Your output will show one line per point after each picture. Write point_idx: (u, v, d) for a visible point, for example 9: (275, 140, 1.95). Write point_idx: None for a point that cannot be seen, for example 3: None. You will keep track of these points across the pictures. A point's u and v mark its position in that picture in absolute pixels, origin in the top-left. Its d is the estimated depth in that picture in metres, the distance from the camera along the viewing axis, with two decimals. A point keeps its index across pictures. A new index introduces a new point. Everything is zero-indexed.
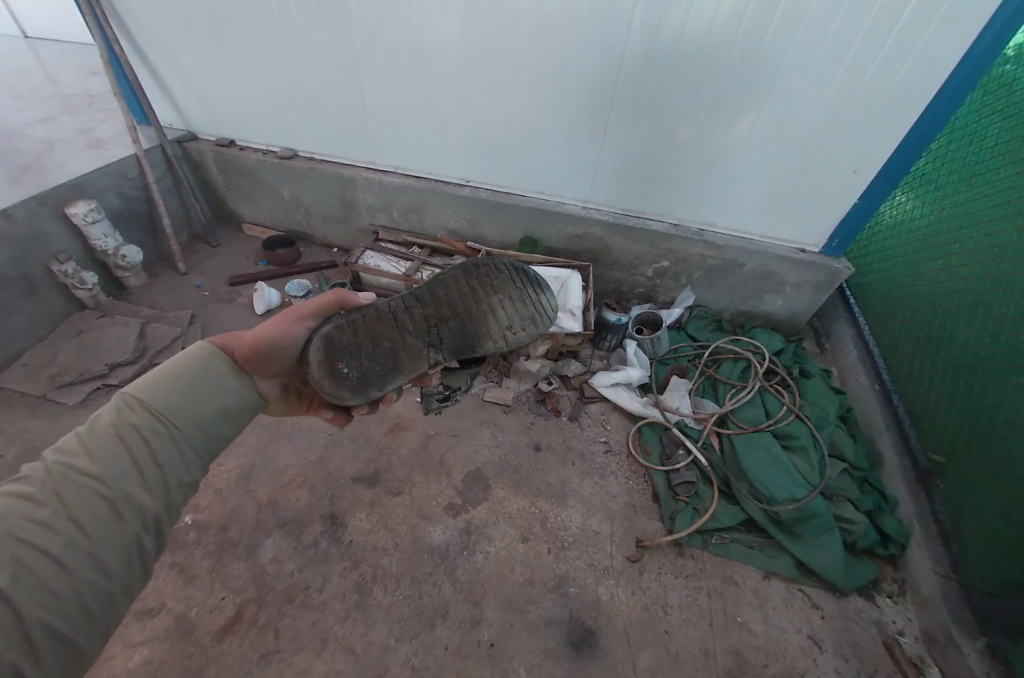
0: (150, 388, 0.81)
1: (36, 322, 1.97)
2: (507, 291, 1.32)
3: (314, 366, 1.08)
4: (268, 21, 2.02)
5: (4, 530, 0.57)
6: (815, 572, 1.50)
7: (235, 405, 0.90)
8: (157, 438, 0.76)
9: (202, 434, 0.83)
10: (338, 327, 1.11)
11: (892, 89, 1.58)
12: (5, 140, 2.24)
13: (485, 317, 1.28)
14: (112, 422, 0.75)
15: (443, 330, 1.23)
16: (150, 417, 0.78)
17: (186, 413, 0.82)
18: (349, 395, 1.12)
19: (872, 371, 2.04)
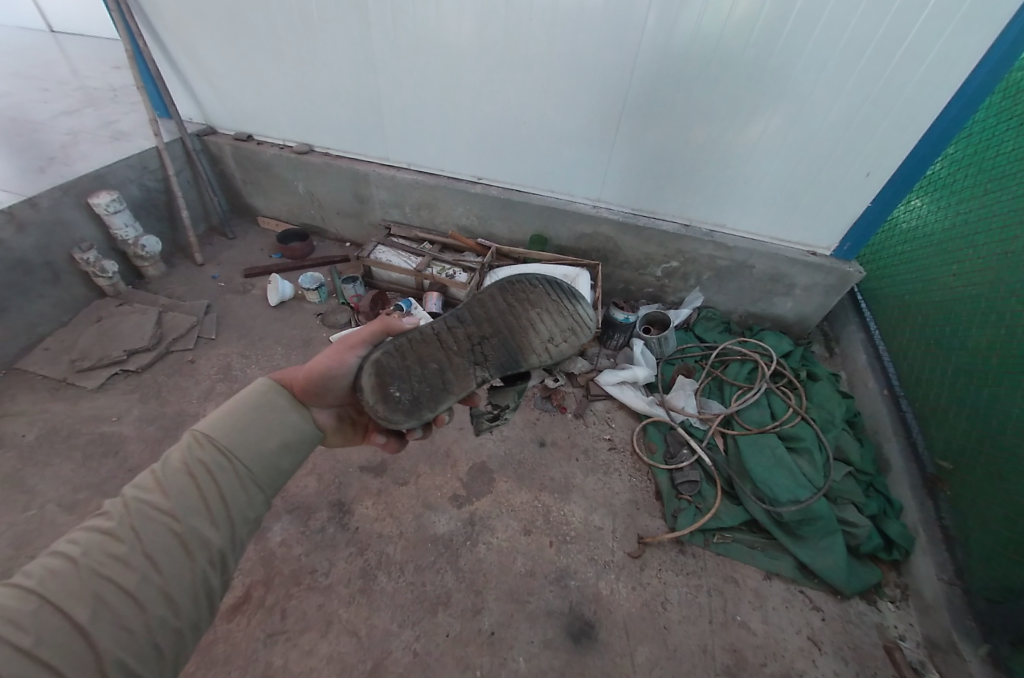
0: (219, 421, 0.83)
1: (58, 308, 2.03)
2: (543, 302, 1.31)
3: (366, 393, 1.10)
4: (289, 19, 2.06)
5: (86, 565, 0.60)
6: (818, 574, 1.50)
7: (294, 436, 0.88)
8: (222, 474, 0.77)
9: (266, 465, 0.83)
10: (386, 353, 1.15)
11: (908, 93, 1.57)
12: (31, 131, 2.31)
13: (526, 331, 1.26)
14: (181, 458, 0.76)
15: (486, 348, 1.22)
16: (216, 452, 0.78)
17: (250, 445, 0.82)
18: (403, 419, 1.11)
19: (882, 376, 2.02)
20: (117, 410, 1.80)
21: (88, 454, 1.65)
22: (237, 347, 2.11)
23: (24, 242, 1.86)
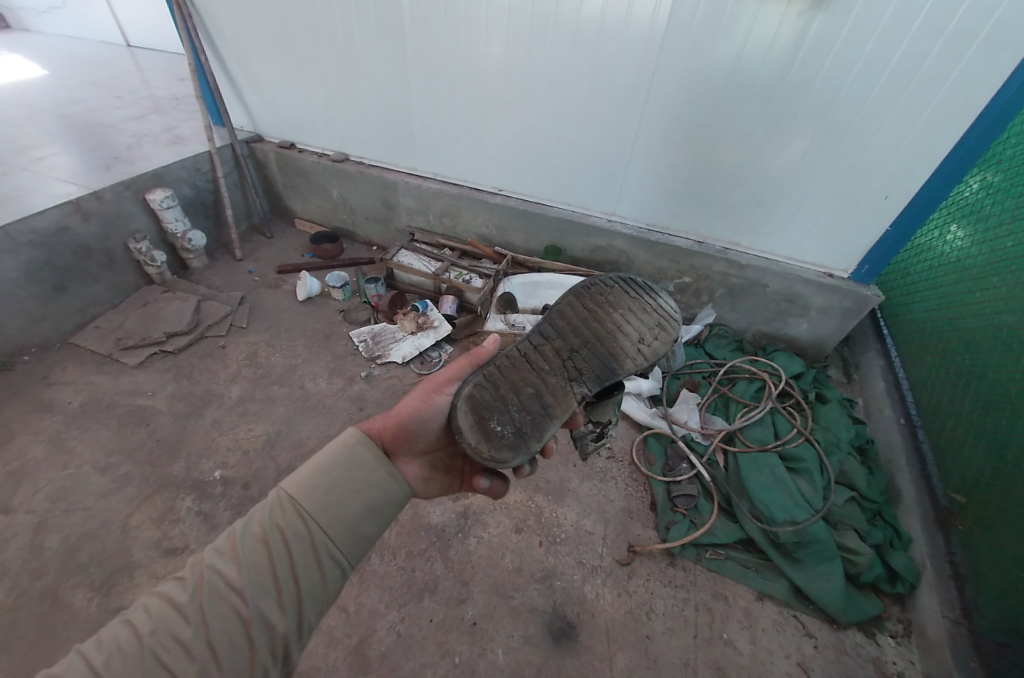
0: (304, 480, 0.75)
1: (111, 291, 2.25)
2: (625, 305, 1.25)
3: (464, 431, 0.99)
4: (333, 38, 2.25)
5: (148, 647, 0.56)
6: (813, 600, 1.46)
7: (379, 500, 0.78)
8: (299, 546, 0.70)
9: (348, 536, 0.74)
10: (476, 383, 1.04)
11: (925, 117, 1.57)
12: (104, 134, 2.58)
13: (614, 335, 1.18)
14: (261, 521, 0.70)
15: (578, 360, 1.13)
16: (296, 517, 0.71)
17: (331, 513, 0.74)
18: (511, 456, 1.00)
19: (899, 404, 1.96)
20: (152, 385, 1.96)
21: (123, 423, 1.81)
22: (264, 336, 2.26)
23: (87, 229, 2.08)
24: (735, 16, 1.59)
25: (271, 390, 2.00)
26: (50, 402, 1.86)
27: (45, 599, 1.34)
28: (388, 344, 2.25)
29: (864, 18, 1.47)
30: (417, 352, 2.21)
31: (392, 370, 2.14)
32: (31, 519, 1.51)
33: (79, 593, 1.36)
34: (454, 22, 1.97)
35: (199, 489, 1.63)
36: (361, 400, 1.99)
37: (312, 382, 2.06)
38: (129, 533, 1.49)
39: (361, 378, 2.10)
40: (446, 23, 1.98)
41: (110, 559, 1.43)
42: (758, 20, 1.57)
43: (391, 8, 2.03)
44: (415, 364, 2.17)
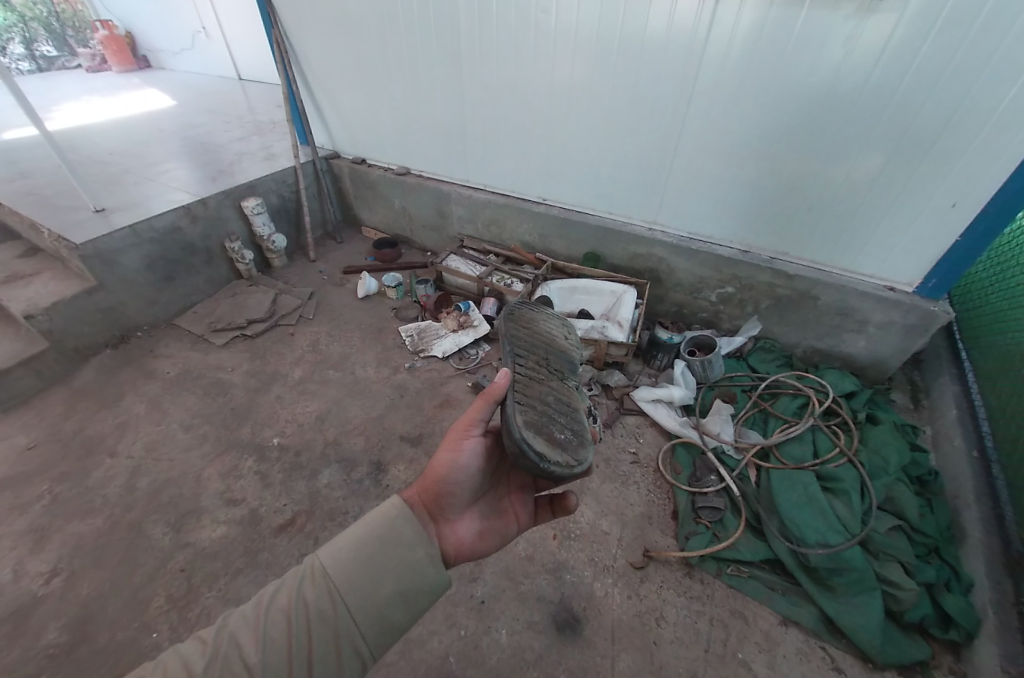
0: (339, 555, 0.76)
1: (209, 283, 2.66)
2: (541, 307, 1.37)
3: (544, 454, 0.91)
4: (400, 65, 2.52)
5: None
6: (846, 634, 1.35)
7: (412, 585, 0.77)
8: (321, 626, 0.70)
9: (375, 622, 0.73)
10: (517, 411, 0.96)
11: (997, 116, 1.44)
12: (214, 152, 3.08)
13: (552, 330, 1.29)
14: (292, 590, 0.72)
15: (551, 356, 1.18)
16: (325, 593, 0.72)
17: (362, 596, 0.73)
18: (586, 450, 0.97)
19: (973, 435, 1.75)
20: (232, 363, 2.29)
21: (206, 392, 2.13)
22: (326, 327, 2.53)
23: (193, 230, 2.49)
24: (776, 22, 1.59)
25: (326, 373, 2.24)
26: (154, 370, 2.23)
27: (134, 528, 1.62)
28: (431, 340, 2.42)
29: (920, 17, 1.41)
30: (456, 349, 2.35)
31: (432, 363, 2.30)
32: (130, 462, 1.83)
33: (159, 527, 1.62)
34: (506, 45, 2.14)
35: (259, 452, 1.87)
36: (402, 388, 2.16)
37: (362, 369, 2.27)
38: (201, 483, 1.75)
39: (405, 368, 2.28)
40: (498, 46, 2.16)
41: (185, 502, 1.69)
42: (802, 25, 1.56)
43: (450, 36, 2.25)
44: (454, 360, 2.32)
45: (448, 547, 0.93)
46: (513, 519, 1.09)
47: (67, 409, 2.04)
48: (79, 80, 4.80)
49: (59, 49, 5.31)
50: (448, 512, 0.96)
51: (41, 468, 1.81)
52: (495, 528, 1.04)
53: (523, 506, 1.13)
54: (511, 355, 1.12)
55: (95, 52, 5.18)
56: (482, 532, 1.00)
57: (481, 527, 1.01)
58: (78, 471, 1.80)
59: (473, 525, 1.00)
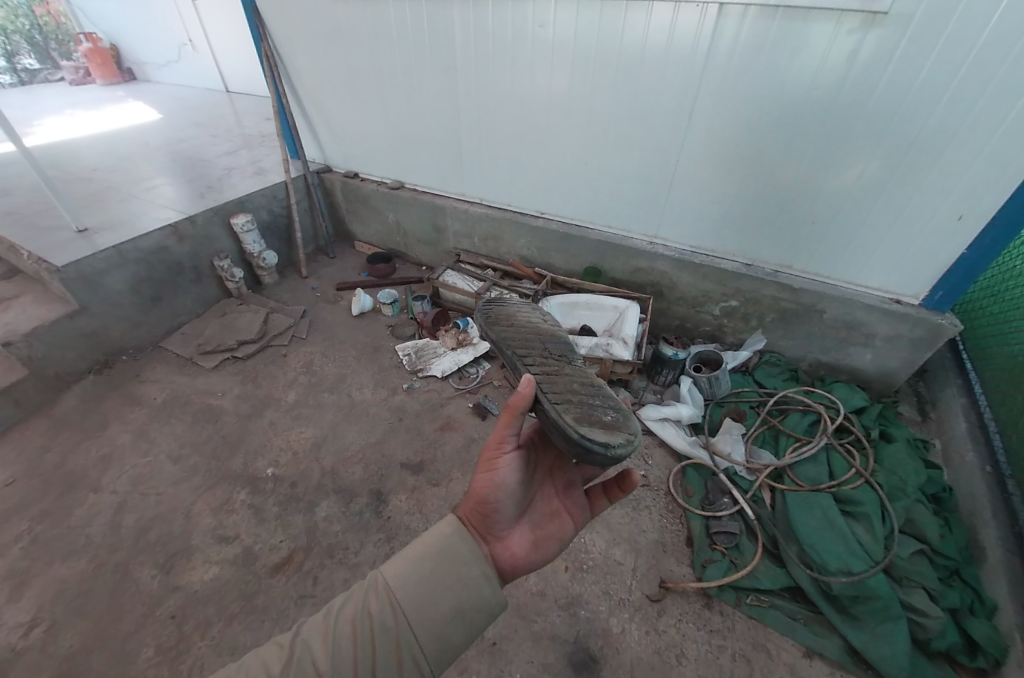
0: (401, 567, 0.75)
1: (196, 302, 2.55)
2: (518, 311, 1.34)
3: (606, 441, 0.86)
4: (394, 77, 2.46)
5: None
6: (872, 665, 1.30)
7: (469, 603, 0.75)
8: (384, 638, 0.69)
9: (436, 638, 0.71)
10: (558, 409, 0.91)
11: (1002, 131, 1.44)
12: (201, 167, 2.99)
13: (539, 328, 1.27)
14: (355, 601, 0.72)
15: (553, 349, 1.17)
16: (387, 605, 0.72)
17: (422, 610, 0.71)
18: (632, 424, 0.96)
19: (984, 450, 1.73)
20: (222, 387, 2.19)
21: (195, 420, 2.03)
22: (319, 347, 2.45)
23: (181, 249, 2.40)
24: (779, 36, 1.57)
25: (322, 396, 2.15)
26: (139, 397, 2.13)
27: (118, 572, 1.51)
28: (430, 359, 2.35)
29: (923, 32, 1.40)
30: (456, 368, 2.28)
31: (432, 384, 2.23)
32: (115, 498, 1.72)
33: (147, 569, 1.52)
34: (502, 57, 2.10)
35: (253, 483, 1.77)
36: (401, 410, 2.09)
37: (359, 391, 2.19)
38: (191, 520, 1.65)
39: (403, 389, 2.20)
40: (495, 60, 2.13)
41: (173, 541, 1.59)
42: (806, 38, 1.54)
43: (446, 49, 2.21)
44: (454, 379, 2.25)
45: (502, 563, 0.88)
46: (569, 520, 1.03)
47: (47, 440, 1.92)
48: (61, 93, 4.68)
49: (40, 62, 5.20)
50: (498, 528, 0.90)
51: (18, 506, 1.69)
52: (549, 533, 0.99)
53: (579, 504, 1.07)
54: (518, 361, 1.08)
55: (79, 66, 5.07)
56: (539, 541, 0.95)
57: (535, 537, 0.96)
58: (57, 509, 1.68)
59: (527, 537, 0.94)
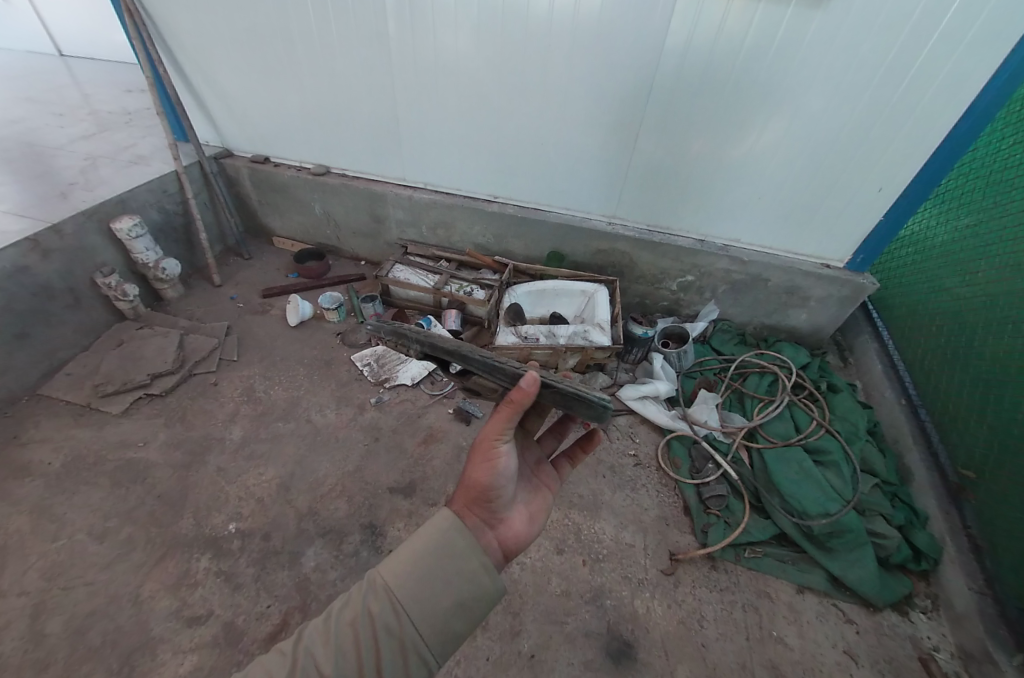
0: (396, 566, 0.69)
1: (79, 332, 2.03)
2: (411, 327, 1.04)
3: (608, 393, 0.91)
4: (308, 43, 2.10)
5: None
6: (850, 587, 1.51)
7: (469, 594, 0.70)
8: (385, 637, 0.65)
9: (436, 633, 0.67)
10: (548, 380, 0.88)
11: (919, 109, 1.62)
12: (50, 158, 2.33)
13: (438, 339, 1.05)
14: (357, 603, 0.67)
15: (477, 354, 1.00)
16: (387, 604, 0.67)
17: (422, 607, 0.67)
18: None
19: (898, 386, 2.06)
20: (142, 435, 1.80)
21: (116, 481, 1.65)
22: (259, 368, 2.11)
23: (48, 268, 1.87)
24: (736, 17, 1.57)
25: (276, 427, 1.87)
26: (26, 465, 1.67)
27: None
28: (395, 366, 2.15)
29: (863, 15, 1.48)
30: (427, 373, 2.13)
31: (403, 394, 2.05)
32: (25, 603, 1.34)
33: None
34: (442, 25, 1.87)
35: (214, 546, 1.50)
36: (375, 429, 1.90)
37: (320, 414, 1.94)
38: (144, 606, 1.36)
39: (372, 404, 1.99)
40: (432, 26, 1.88)
41: (126, 638, 1.30)
42: (760, 19, 1.56)
43: (374, 12, 1.91)
44: (426, 385, 2.09)
45: (505, 543, 0.85)
46: (546, 489, 1.02)
47: None
48: None
49: None
50: (500, 514, 0.85)
51: None
52: (539, 504, 0.97)
53: (549, 474, 1.06)
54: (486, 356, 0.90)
55: None
56: (531, 514, 0.93)
57: (527, 510, 0.94)
58: None
59: (521, 511, 0.92)
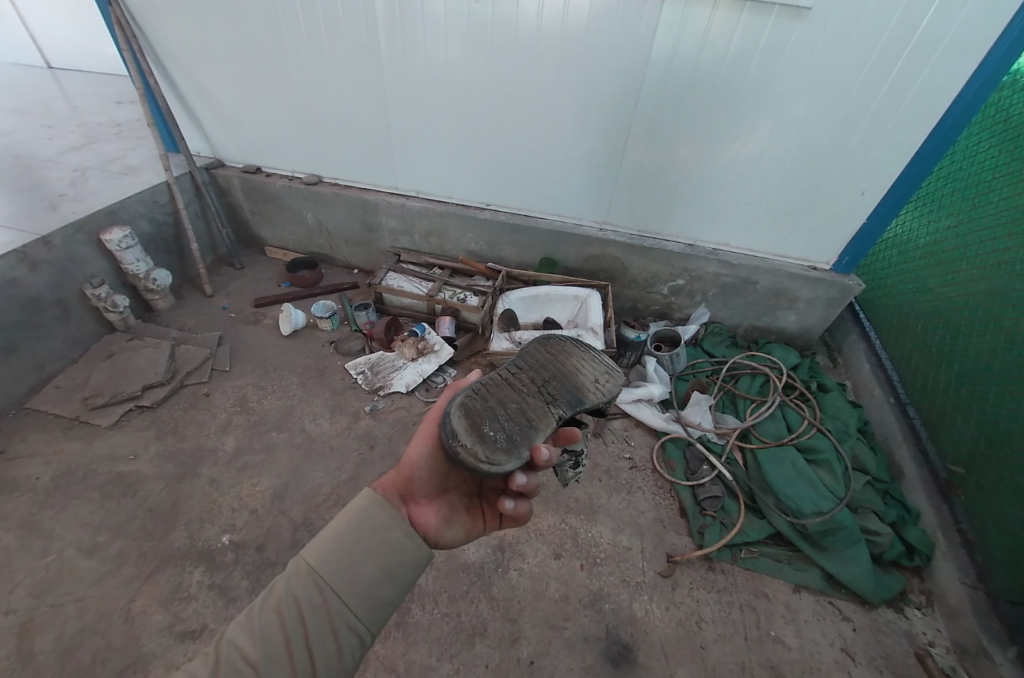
0: (318, 548, 0.68)
1: (68, 344, 2.01)
2: (585, 355, 1.12)
3: (456, 432, 0.84)
4: (300, 53, 2.11)
5: None
6: (845, 584, 1.53)
7: (395, 560, 0.71)
8: (313, 615, 0.64)
9: (364, 601, 0.67)
10: (465, 393, 0.92)
11: (898, 115, 1.67)
12: (39, 170, 2.32)
13: (582, 370, 1.08)
14: (280, 590, 0.65)
15: (552, 384, 1.02)
16: (311, 584, 0.65)
17: (347, 578, 0.66)
18: (509, 460, 0.84)
19: (887, 385, 2.09)
20: (132, 447, 1.77)
21: (106, 495, 1.62)
22: (252, 378, 2.09)
23: (36, 279, 1.85)
24: (719, 27, 1.62)
25: (269, 437, 1.85)
26: (13, 480, 1.64)
27: None
28: (389, 374, 2.14)
29: (842, 25, 1.53)
30: (421, 380, 2.12)
31: (398, 401, 2.04)
32: (13, 621, 1.31)
33: None
34: (433, 35, 1.90)
35: (208, 559, 1.48)
36: (370, 437, 1.89)
37: (314, 423, 1.93)
38: (135, 621, 1.33)
39: (366, 412, 1.99)
40: (423, 37, 1.91)
41: (117, 654, 1.27)
42: (743, 29, 1.61)
43: (365, 23, 1.93)
44: (421, 392, 2.09)
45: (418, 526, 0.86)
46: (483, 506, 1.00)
47: None
48: None
49: None
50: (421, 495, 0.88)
51: None
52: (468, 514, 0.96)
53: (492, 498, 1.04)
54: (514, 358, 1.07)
55: None
56: (455, 517, 0.93)
57: (454, 512, 0.93)
58: None
59: (447, 510, 0.92)
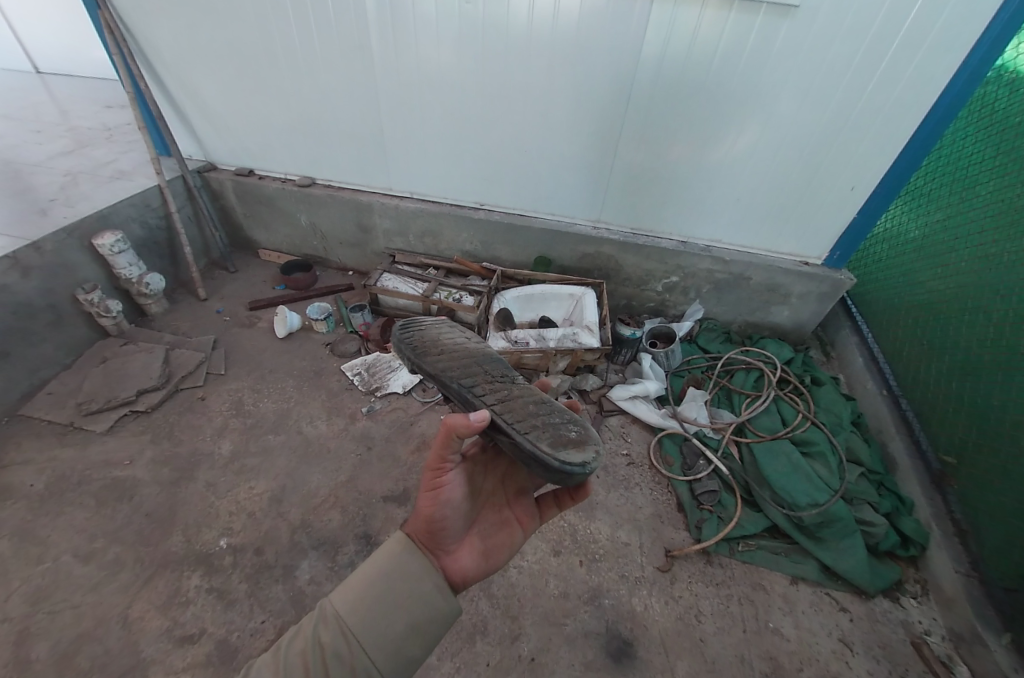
0: (348, 596, 0.69)
1: (60, 350, 1.99)
2: (442, 334, 1.23)
3: (581, 457, 0.86)
4: (291, 56, 2.11)
5: None
6: (841, 575, 1.54)
7: (422, 615, 0.71)
8: (337, 665, 0.64)
9: (389, 659, 0.66)
10: (526, 435, 0.87)
11: (887, 109, 1.69)
12: (29, 175, 2.31)
13: (470, 345, 1.21)
14: (306, 634, 0.66)
15: (491, 372, 1.11)
16: (338, 633, 0.66)
17: (374, 631, 0.67)
18: (592, 428, 0.97)
19: (880, 378, 2.11)
20: (127, 453, 1.76)
21: (102, 501, 1.61)
22: (247, 381, 2.08)
23: (28, 285, 1.83)
24: (708, 25, 1.63)
25: (266, 440, 1.85)
26: (7, 488, 1.62)
27: None
28: (386, 375, 2.14)
29: (829, 23, 1.56)
30: (418, 380, 2.13)
31: (395, 402, 2.04)
32: (8, 629, 1.31)
33: None
34: (423, 37, 1.90)
35: (205, 563, 1.47)
36: (367, 438, 1.89)
37: (310, 425, 1.92)
38: (133, 627, 1.33)
39: (363, 413, 1.98)
40: (415, 39, 1.92)
41: (115, 660, 1.26)
42: (732, 27, 1.62)
43: (357, 25, 1.94)
44: (418, 393, 2.09)
45: (455, 576, 0.82)
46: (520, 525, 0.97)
47: None
48: None
49: None
50: (450, 542, 0.84)
51: None
52: (501, 540, 0.93)
53: (528, 510, 1.01)
54: (462, 390, 1.01)
55: None
56: (488, 549, 0.89)
57: (485, 545, 0.90)
58: None
59: (478, 545, 0.89)
